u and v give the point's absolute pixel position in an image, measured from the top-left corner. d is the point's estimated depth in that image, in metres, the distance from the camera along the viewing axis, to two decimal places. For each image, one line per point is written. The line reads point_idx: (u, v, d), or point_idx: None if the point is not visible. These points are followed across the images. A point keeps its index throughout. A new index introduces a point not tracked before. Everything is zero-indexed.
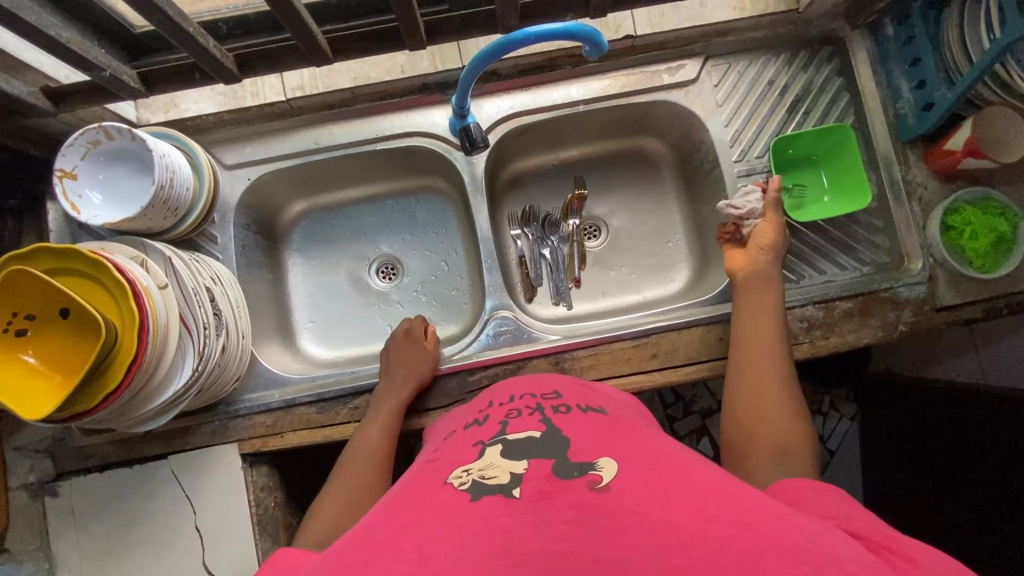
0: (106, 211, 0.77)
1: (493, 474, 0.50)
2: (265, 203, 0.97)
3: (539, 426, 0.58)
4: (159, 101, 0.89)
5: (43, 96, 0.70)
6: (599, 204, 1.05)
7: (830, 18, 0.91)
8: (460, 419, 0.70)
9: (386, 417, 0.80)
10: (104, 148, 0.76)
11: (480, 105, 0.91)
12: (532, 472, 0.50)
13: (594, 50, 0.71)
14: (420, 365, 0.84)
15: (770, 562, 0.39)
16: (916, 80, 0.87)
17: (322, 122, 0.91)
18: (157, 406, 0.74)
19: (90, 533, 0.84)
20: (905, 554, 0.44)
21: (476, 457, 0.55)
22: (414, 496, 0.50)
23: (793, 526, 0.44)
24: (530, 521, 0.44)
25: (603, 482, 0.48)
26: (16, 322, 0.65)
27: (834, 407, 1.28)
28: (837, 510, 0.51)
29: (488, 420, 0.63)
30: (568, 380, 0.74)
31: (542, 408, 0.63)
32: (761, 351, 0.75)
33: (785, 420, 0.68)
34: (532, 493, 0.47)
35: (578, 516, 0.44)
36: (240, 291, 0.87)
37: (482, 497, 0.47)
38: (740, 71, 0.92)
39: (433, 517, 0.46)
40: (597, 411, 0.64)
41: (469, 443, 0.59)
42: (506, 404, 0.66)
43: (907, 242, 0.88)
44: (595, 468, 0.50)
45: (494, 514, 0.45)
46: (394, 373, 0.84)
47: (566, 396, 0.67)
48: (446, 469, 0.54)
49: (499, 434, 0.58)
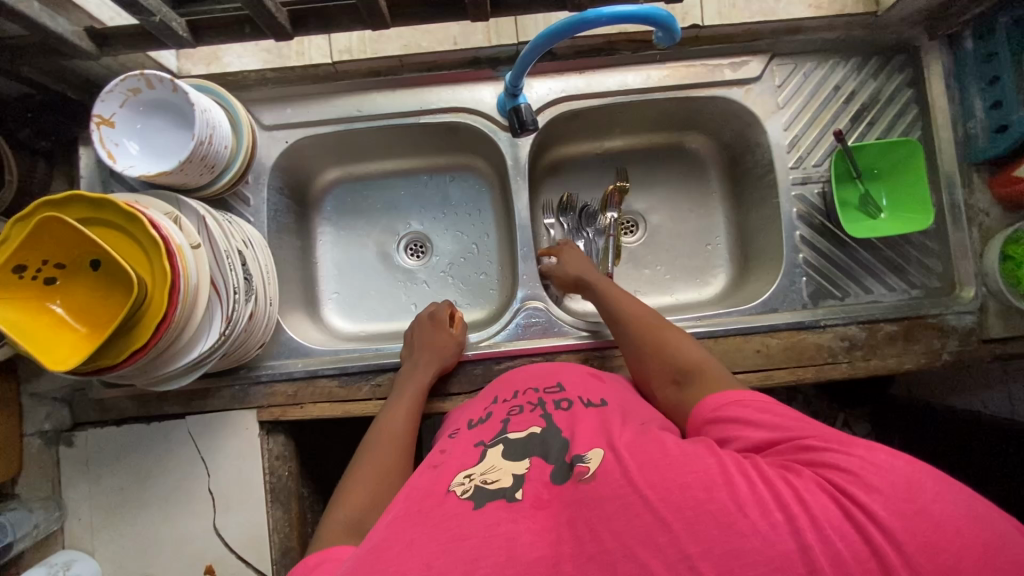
0: (142, 162, 0.74)
1: (494, 478, 0.50)
2: (300, 168, 0.94)
3: (541, 422, 0.57)
4: (201, 53, 0.86)
5: (87, 37, 0.67)
6: (640, 200, 1.02)
7: (909, 24, 0.86)
8: (466, 412, 0.68)
9: (411, 403, 0.78)
10: (144, 96, 0.73)
11: (531, 85, 0.88)
12: (531, 476, 0.50)
13: (666, 37, 0.67)
14: (447, 351, 0.83)
15: (750, 517, 0.41)
16: (991, 100, 0.82)
17: (366, 88, 0.88)
18: (181, 366, 0.72)
19: (102, 486, 0.83)
20: (836, 464, 0.43)
21: (477, 460, 0.54)
22: (419, 504, 0.49)
23: (752, 471, 0.44)
24: (533, 530, 0.45)
25: (590, 472, 0.48)
26: (46, 270, 0.63)
27: (848, 425, 1.23)
28: (763, 433, 0.51)
29: (491, 418, 0.62)
30: (574, 369, 0.70)
31: (544, 404, 0.61)
32: (630, 308, 0.75)
33: (671, 345, 0.69)
34: (532, 498, 0.48)
35: (573, 516, 0.46)
36: (270, 256, 0.85)
37: (486, 504, 0.47)
38: (806, 73, 0.88)
39: (442, 524, 0.46)
40: (597, 403, 0.61)
41: (471, 442, 0.58)
42: (509, 401, 0.64)
43: (960, 269, 0.85)
44: (581, 459, 0.50)
45: (498, 522, 0.45)
46: (420, 360, 0.81)
47: (569, 388, 0.64)
48: (450, 471, 0.53)
49: (501, 433, 0.57)
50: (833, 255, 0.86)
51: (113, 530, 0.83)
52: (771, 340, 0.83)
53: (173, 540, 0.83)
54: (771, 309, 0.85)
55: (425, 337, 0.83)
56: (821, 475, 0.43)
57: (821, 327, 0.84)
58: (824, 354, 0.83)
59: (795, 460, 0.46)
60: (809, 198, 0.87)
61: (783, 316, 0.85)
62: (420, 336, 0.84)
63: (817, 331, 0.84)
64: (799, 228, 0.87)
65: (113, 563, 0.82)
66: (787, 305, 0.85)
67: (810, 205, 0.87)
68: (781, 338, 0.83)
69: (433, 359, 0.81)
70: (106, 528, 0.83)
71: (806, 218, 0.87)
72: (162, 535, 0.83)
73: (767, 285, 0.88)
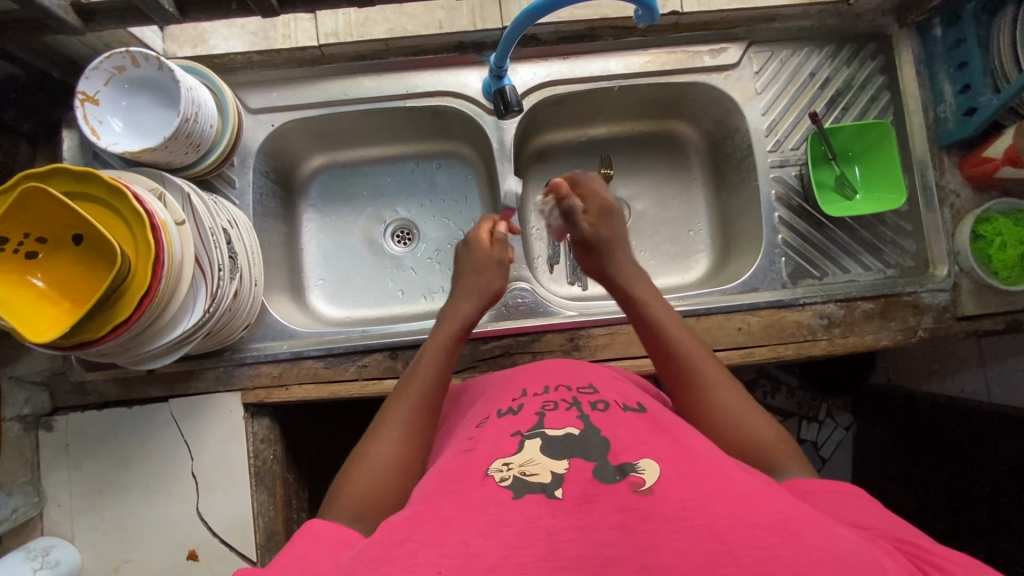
0: (126, 139, 0.75)
1: (534, 471, 0.49)
2: (286, 153, 0.94)
3: (578, 423, 0.55)
4: (186, 35, 0.86)
5: (73, 11, 0.67)
6: (624, 186, 1.04)
7: (878, 13, 0.89)
8: (488, 403, 0.66)
9: (446, 335, 0.72)
10: (129, 74, 0.73)
11: (515, 70, 0.89)
12: (573, 472, 0.48)
13: (646, 15, 0.69)
14: (487, 280, 0.78)
15: (817, 572, 0.38)
16: (960, 84, 0.85)
17: (351, 73, 0.89)
18: (164, 344, 0.72)
19: (83, 471, 0.82)
20: (942, 567, 0.42)
21: (516, 450, 0.52)
22: (454, 487, 0.49)
23: (836, 537, 0.42)
24: (577, 524, 0.43)
25: (646, 486, 0.46)
26: (27, 244, 0.63)
27: (831, 416, 1.29)
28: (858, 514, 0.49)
29: (523, 410, 0.59)
30: (606, 373, 0.70)
31: (580, 403, 0.59)
32: (691, 346, 0.68)
33: (736, 399, 0.63)
34: (575, 496, 0.45)
35: (624, 521, 0.43)
36: (255, 237, 0.85)
37: (524, 495, 0.46)
38: (782, 60, 0.90)
39: (479, 512, 0.44)
40: (635, 408, 0.60)
41: (506, 431, 0.56)
42: (540, 395, 0.62)
43: (934, 248, 0.87)
44: (636, 469, 0.48)
45: (538, 515, 0.43)
46: (464, 291, 0.77)
47: (603, 390, 0.63)
48: (488, 460, 0.51)
49: (538, 426, 0.55)
50: (811, 236, 0.89)
51: (95, 515, 0.82)
52: (752, 318, 0.85)
53: (155, 526, 0.81)
54: (751, 289, 0.87)
55: (472, 262, 0.80)
56: (921, 573, 0.42)
57: (801, 305, 0.85)
58: (804, 332, 0.85)
59: (888, 546, 0.45)
60: (787, 180, 0.89)
61: (763, 294, 0.86)
62: (467, 265, 0.80)
63: (797, 309, 0.85)
64: (778, 210, 0.89)
65: (93, 549, 0.81)
66: (768, 285, 0.87)
67: (787, 187, 0.89)
68: (761, 317, 0.85)
69: (474, 291, 0.77)
70: (87, 513, 0.82)
71: (785, 200, 0.89)
72: (144, 520, 0.82)
73: (747, 266, 0.90)
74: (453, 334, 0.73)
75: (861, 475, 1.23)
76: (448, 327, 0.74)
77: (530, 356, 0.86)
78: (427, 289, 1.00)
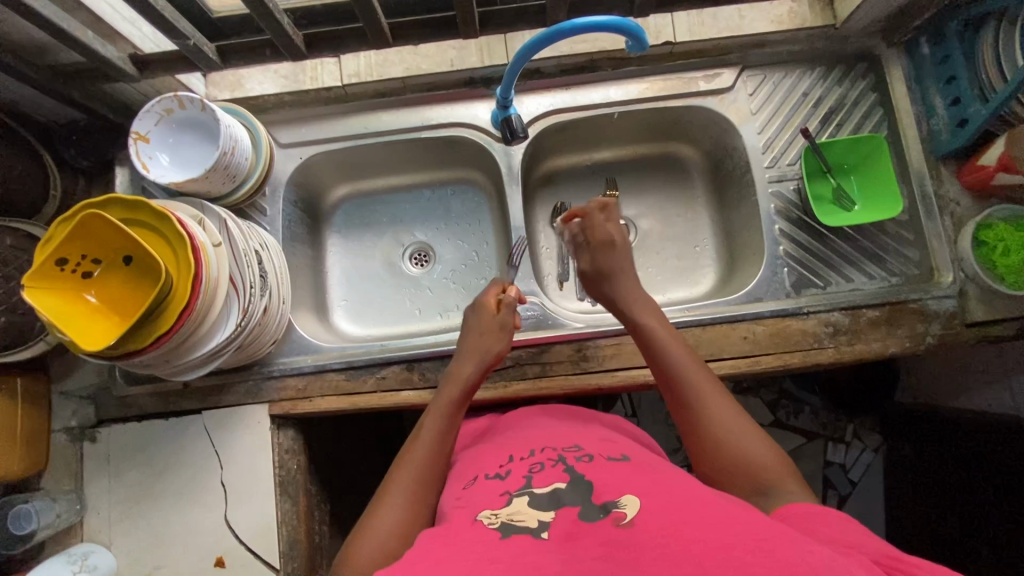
0: (172, 172, 0.83)
1: (522, 518, 0.53)
2: (312, 184, 1.02)
3: (564, 477, 0.59)
4: (225, 80, 0.96)
5: (130, 62, 0.78)
6: (630, 206, 1.08)
7: (866, 36, 0.94)
8: (480, 460, 0.69)
9: (451, 396, 0.75)
10: (177, 115, 0.82)
11: (522, 101, 0.96)
12: (559, 518, 0.52)
13: (636, 45, 0.74)
14: (496, 340, 0.81)
15: None
16: (950, 98, 0.89)
17: (372, 109, 0.97)
18: (198, 356, 0.78)
19: (122, 479, 0.88)
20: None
21: (504, 504, 0.57)
22: (448, 532, 0.53)
23: (811, 553, 0.44)
24: (562, 559, 0.47)
25: (627, 518, 0.50)
26: (85, 264, 0.70)
27: (858, 437, 1.26)
28: (840, 535, 0.51)
29: (510, 473, 0.63)
30: (592, 432, 0.72)
31: (565, 459, 0.63)
32: (693, 373, 0.69)
33: (739, 428, 0.64)
34: (559, 535, 0.50)
35: (605, 553, 0.46)
36: (283, 260, 0.92)
37: (511, 536, 0.51)
38: (775, 82, 0.95)
39: (467, 554, 0.49)
40: (620, 459, 0.63)
41: (495, 490, 0.60)
42: (527, 457, 0.65)
43: (937, 256, 0.88)
44: (618, 506, 0.52)
45: (524, 552, 0.48)
46: (467, 350, 0.80)
47: (587, 447, 0.66)
48: (475, 511, 0.57)
49: (526, 486, 0.59)
50: (812, 246, 0.91)
51: (130, 522, 0.86)
52: (757, 327, 0.87)
53: (185, 532, 0.86)
54: (755, 299, 0.89)
55: (478, 325, 0.83)
56: None
57: (805, 314, 0.87)
58: (809, 340, 0.86)
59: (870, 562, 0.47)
60: (785, 194, 0.93)
61: (767, 304, 0.88)
62: (472, 326, 0.82)
63: (801, 318, 0.87)
64: (778, 222, 0.92)
65: (128, 555, 0.86)
66: (771, 295, 0.89)
67: (787, 201, 0.92)
68: (766, 326, 0.87)
69: (478, 352, 0.79)
70: (124, 520, 0.87)
71: (784, 213, 0.92)
72: (175, 527, 0.86)
73: (751, 277, 0.93)
74: (453, 398, 0.75)
75: (897, 497, 1.19)
76: (451, 390, 0.76)
77: (540, 367, 0.89)
78: (442, 307, 1.05)
